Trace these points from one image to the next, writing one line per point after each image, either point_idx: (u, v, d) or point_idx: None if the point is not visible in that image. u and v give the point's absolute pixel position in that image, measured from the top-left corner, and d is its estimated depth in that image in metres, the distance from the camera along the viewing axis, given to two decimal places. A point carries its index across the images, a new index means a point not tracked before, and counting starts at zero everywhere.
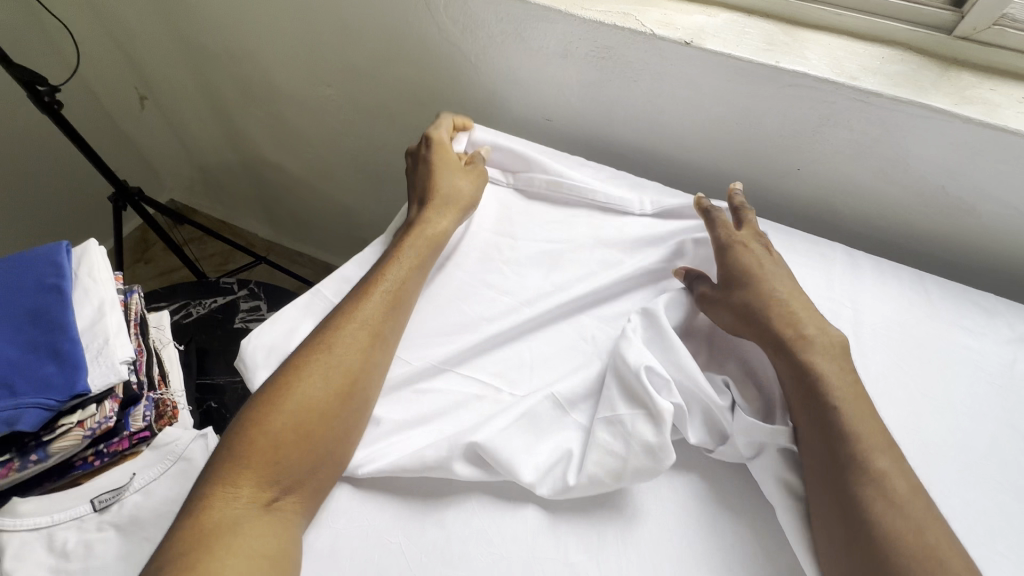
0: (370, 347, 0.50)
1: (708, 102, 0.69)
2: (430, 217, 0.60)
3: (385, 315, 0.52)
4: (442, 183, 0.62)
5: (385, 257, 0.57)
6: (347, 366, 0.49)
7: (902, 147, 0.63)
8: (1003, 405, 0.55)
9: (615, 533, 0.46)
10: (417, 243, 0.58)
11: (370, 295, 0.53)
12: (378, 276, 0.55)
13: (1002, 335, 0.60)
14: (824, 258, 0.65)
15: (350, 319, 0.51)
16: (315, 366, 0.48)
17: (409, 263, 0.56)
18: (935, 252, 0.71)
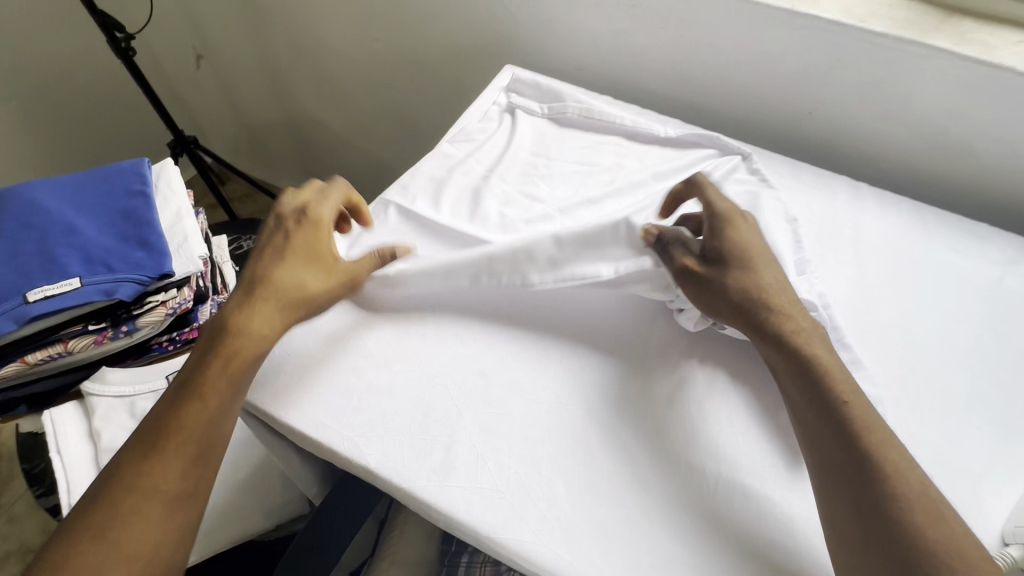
0: (164, 519, 0.43)
1: (728, 47, 0.75)
2: (235, 342, 0.49)
3: (180, 474, 0.44)
4: (289, 281, 0.52)
5: (175, 385, 0.47)
6: (133, 551, 0.41)
7: (901, 87, 0.69)
8: (988, 313, 0.61)
9: (628, 393, 0.53)
10: (217, 377, 0.47)
11: (160, 451, 0.44)
12: (171, 426, 0.45)
13: (991, 257, 0.65)
14: (829, 188, 0.71)
15: (131, 492, 0.43)
16: (92, 560, 0.40)
17: (206, 402, 0.46)
18: (941, 194, 0.75)
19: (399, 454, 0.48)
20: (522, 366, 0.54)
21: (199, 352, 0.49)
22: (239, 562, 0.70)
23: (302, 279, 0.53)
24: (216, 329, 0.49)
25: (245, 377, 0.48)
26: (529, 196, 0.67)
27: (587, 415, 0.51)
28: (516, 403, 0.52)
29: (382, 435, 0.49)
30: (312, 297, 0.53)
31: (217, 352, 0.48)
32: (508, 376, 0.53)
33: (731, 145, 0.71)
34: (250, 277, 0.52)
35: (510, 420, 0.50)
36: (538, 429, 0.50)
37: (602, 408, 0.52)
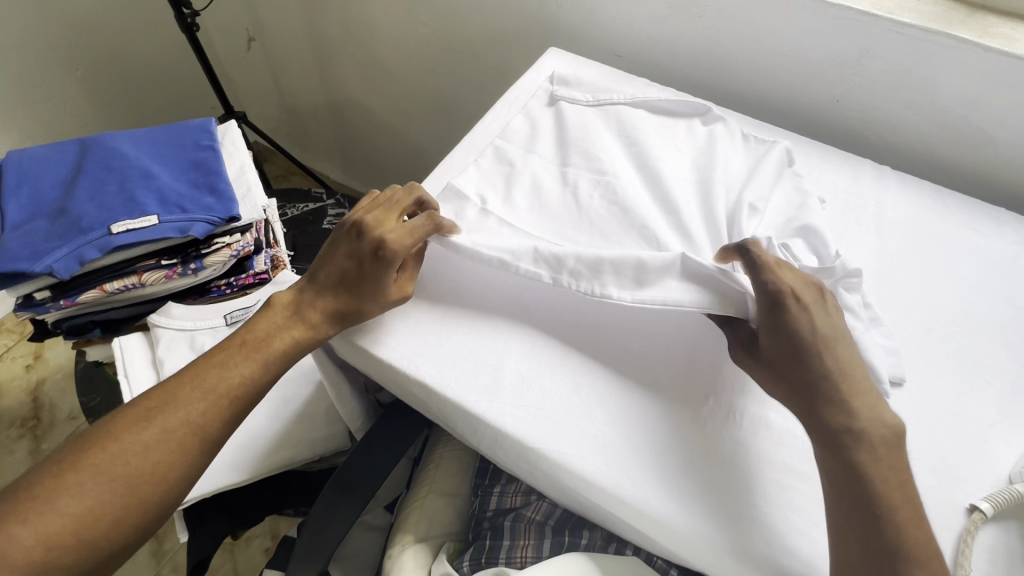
0: (194, 450, 0.52)
1: (762, 36, 0.80)
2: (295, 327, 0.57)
3: (220, 421, 0.53)
4: (347, 295, 0.56)
5: (240, 345, 0.56)
6: (158, 468, 0.50)
7: (926, 77, 0.73)
8: (1002, 285, 0.64)
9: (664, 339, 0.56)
10: (270, 347, 0.56)
11: (215, 396, 0.53)
12: (230, 376, 0.54)
13: (1008, 238, 0.69)
14: (854, 169, 0.75)
15: (181, 424, 0.52)
16: (126, 461, 0.49)
17: (261, 368, 0.55)
18: (961, 182, 0.79)
19: (453, 373, 0.53)
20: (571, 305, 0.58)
21: (266, 322, 0.58)
22: (283, 488, 0.76)
23: (356, 298, 0.56)
24: (290, 309, 0.58)
25: (288, 355, 0.56)
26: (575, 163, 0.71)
27: (663, 358, 0.55)
28: (586, 343, 0.56)
29: (435, 358, 0.54)
30: (360, 311, 0.55)
31: (283, 330, 0.57)
32: (556, 313, 0.58)
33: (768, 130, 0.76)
34: (329, 276, 0.58)
35: (559, 349, 0.55)
36: (605, 368, 0.54)
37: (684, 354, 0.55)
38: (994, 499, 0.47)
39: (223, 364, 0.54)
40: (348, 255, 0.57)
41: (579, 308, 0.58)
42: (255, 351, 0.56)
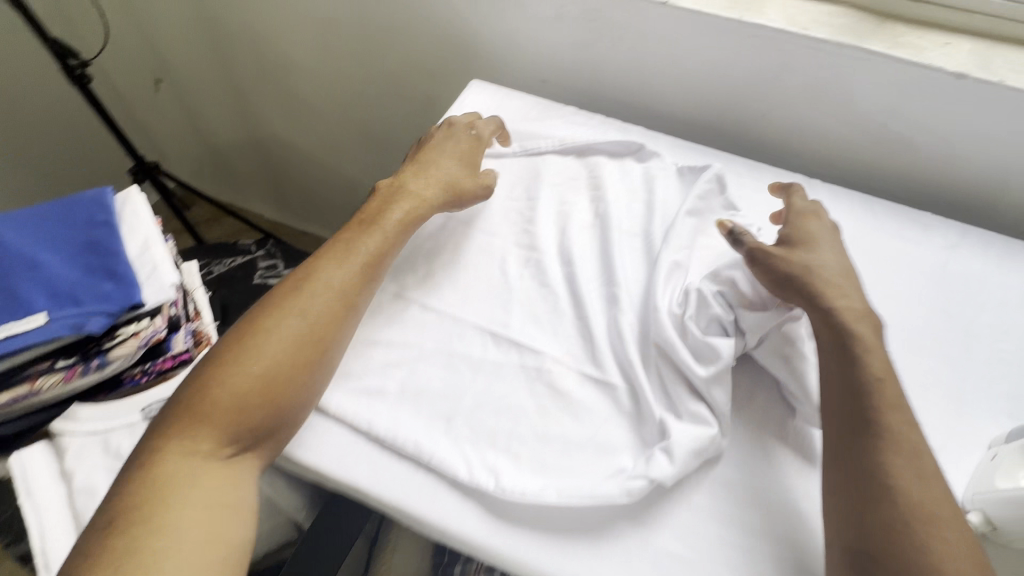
0: (343, 313, 0.54)
1: (684, 56, 0.79)
2: (404, 204, 0.62)
3: (357, 281, 0.55)
4: (444, 175, 0.66)
5: (360, 228, 0.60)
6: (309, 323, 0.52)
7: (845, 88, 0.73)
8: (936, 295, 0.65)
9: (611, 408, 0.53)
10: (389, 224, 0.60)
11: (348, 262, 0.56)
12: (359, 246, 0.58)
13: (936, 244, 0.69)
14: (785, 185, 0.74)
15: (327, 288, 0.54)
16: (297, 303, 0.52)
17: (383, 236, 0.59)
18: (889, 187, 0.80)
19: (389, 473, 0.49)
20: (514, 375, 0.54)
21: (377, 209, 0.62)
22: None
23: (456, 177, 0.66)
24: (392, 191, 0.64)
25: (399, 232, 0.60)
26: (506, 211, 0.68)
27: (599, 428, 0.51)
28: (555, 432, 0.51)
29: (370, 455, 0.50)
30: (461, 183, 0.66)
31: (392, 206, 0.62)
32: (501, 390, 0.53)
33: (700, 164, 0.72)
34: (421, 166, 0.67)
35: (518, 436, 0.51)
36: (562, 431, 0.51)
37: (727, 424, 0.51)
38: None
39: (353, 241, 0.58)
40: (438, 152, 0.68)
41: (512, 412, 0.52)
42: (376, 225, 0.59)
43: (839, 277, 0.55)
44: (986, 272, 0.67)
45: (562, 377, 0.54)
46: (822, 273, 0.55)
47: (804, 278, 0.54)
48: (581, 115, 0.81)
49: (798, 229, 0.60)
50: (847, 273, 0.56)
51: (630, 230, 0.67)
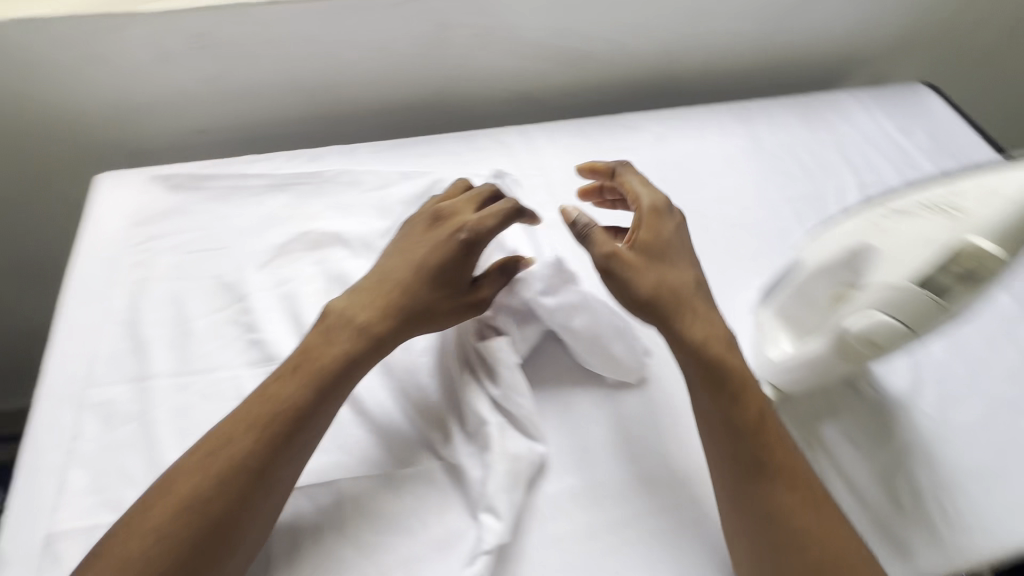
0: (253, 497, 0.40)
1: (336, 49, 0.67)
2: (345, 336, 0.46)
3: (275, 459, 0.41)
4: (404, 295, 0.48)
5: (284, 377, 0.44)
6: (214, 508, 0.38)
7: (508, 27, 0.70)
8: (665, 192, 0.67)
9: (434, 497, 0.46)
10: (325, 364, 0.44)
11: (265, 431, 0.41)
12: (279, 411, 0.42)
13: (647, 141, 0.72)
14: (503, 144, 0.70)
15: (238, 471, 0.40)
16: (188, 488, 0.39)
17: (319, 396, 0.43)
18: (592, 98, 0.81)
19: None
20: (314, 526, 0.45)
21: (307, 344, 0.46)
22: None
23: (498, 282, 0.50)
24: (344, 318, 0.47)
25: (334, 377, 0.44)
26: (218, 328, 0.54)
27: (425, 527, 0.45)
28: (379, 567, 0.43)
29: None
30: (430, 308, 0.48)
31: (335, 344, 0.45)
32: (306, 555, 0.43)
33: (420, 173, 0.65)
34: (378, 284, 0.49)
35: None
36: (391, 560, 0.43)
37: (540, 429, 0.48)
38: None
39: (277, 401, 0.42)
40: (428, 250, 0.49)
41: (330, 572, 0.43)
42: (312, 378, 0.44)
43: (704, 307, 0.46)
44: (692, 148, 0.71)
45: (371, 491, 0.46)
46: (688, 304, 0.46)
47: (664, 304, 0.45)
48: (259, 160, 0.66)
49: (651, 235, 0.48)
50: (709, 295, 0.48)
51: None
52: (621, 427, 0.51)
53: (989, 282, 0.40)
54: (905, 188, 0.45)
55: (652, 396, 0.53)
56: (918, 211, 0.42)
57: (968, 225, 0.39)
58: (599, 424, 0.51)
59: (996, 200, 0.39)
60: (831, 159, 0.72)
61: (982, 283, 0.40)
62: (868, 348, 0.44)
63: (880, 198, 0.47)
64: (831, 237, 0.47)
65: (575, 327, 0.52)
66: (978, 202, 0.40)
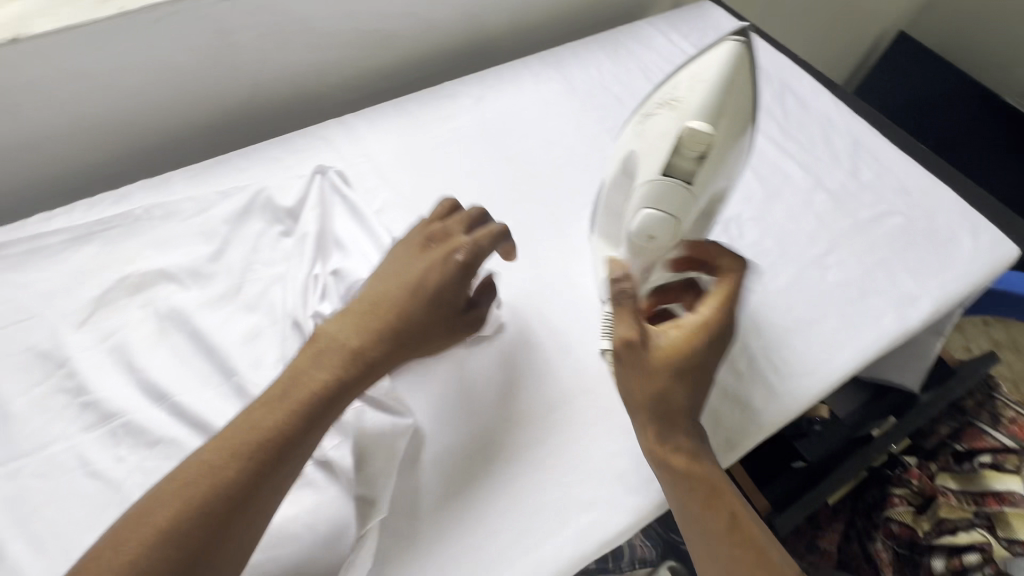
0: (236, 527, 0.36)
1: (110, 78, 0.61)
2: (338, 358, 0.43)
3: (262, 490, 0.38)
4: (396, 316, 0.45)
5: (271, 404, 0.40)
6: (190, 541, 0.35)
7: (299, 21, 0.67)
8: (492, 149, 0.69)
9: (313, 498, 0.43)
10: (320, 389, 0.41)
11: (253, 460, 0.38)
12: (269, 441, 0.38)
13: (466, 105, 0.73)
14: (324, 138, 0.69)
15: (222, 503, 0.36)
16: (166, 517, 0.35)
17: (309, 424, 0.40)
18: (408, 74, 0.81)
19: None
20: None
21: (296, 368, 0.42)
22: None
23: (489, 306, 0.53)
24: (336, 341, 0.44)
25: (332, 404, 0.41)
26: (43, 403, 0.49)
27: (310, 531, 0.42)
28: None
29: None
30: (421, 334, 0.47)
31: (326, 368, 0.42)
32: None
33: (240, 186, 0.63)
34: (371, 303, 0.46)
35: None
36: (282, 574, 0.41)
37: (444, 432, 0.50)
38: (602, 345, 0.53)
39: (266, 431, 0.39)
40: (420, 273, 0.47)
41: None
42: (304, 406, 0.40)
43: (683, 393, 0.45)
44: (511, 102, 0.74)
45: None
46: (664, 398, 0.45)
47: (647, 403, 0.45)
48: (58, 216, 0.61)
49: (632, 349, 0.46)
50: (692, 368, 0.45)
51: (207, 300, 0.55)
52: (489, 378, 0.52)
53: (718, 153, 0.48)
54: (651, 93, 0.53)
55: (512, 342, 0.55)
56: (656, 111, 0.50)
57: (686, 111, 0.47)
58: (514, 391, 0.52)
59: (700, 85, 0.47)
60: (639, 86, 0.77)
61: (713, 156, 0.48)
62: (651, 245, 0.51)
63: (637, 108, 0.54)
64: (613, 154, 0.55)
65: None
66: (689, 90, 0.48)
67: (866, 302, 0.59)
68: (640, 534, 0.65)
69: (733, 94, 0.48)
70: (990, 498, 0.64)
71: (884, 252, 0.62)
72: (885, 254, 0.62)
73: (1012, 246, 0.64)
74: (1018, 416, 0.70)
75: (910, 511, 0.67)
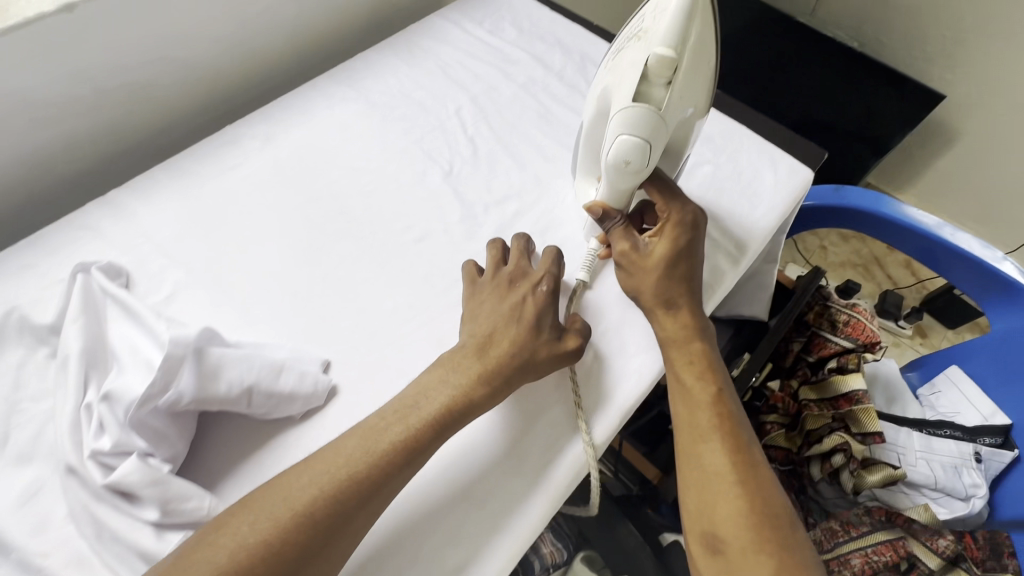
0: (347, 519, 0.39)
1: None
2: (462, 370, 0.47)
3: (384, 485, 0.41)
4: (514, 346, 0.49)
5: (401, 413, 0.44)
6: (308, 523, 0.37)
7: (7, 98, 0.55)
8: (292, 190, 0.62)
9: None
10: (420, 428, 0.43)
11: (379, 460, 0.41)
12: (397, 443, 0.42)
13: (252, 147, 0.65)
14: (85, 227, 0.58)
15: (343, 492, 0.39)
16: (286, 506, 0.38)
17: (436, 433, 0.44)
18: (184, 123, 0.71)
19: None
20: None
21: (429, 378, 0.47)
22: None
23: (584, 339, 0.52)
24: (458, 354, 0.48)
25: (427, 442, 0.43)
26: None
27: None
28: None
29: None
30: (533, 358, 0.49)
31: (453, 380, 0.46)
32: None
33: None
34: (482, 338, 0.49)
35: None
36: None
37: (516, 448, 0.49)
38: (586, 272, 0.56)
39: (393, 438, 0.42)
40: (523, 304, 0.51)
41: None
42: (433, 417, 0.44)
43: (673, 284, 0.52)
44: (305, 134, 0.67)
45: None
46: (670, 292, 0.52)
47: (663, 301, 0.52)
48: None
49: (631, 261, 0.53)
50: (675, 261, 0.53)
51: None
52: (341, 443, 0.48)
53: (689, 80, 0.45)
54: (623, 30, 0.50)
55: (348, 402, 0.50)
56: (628, 43, 0.48)
57: (652, 40, 0.45)
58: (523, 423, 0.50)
59: (663, 14, 0.44)
60: (441, 86, 0.73)
61: (686, 80, 0.45)
62: (628, 173, 0.48)
63: (615, 46, 0.52)
64: (590, 92, 0.53)
65: (227, 394, 0.45)
66: (655, 19, 0.45)
67: None
68: (547, 539, 0.67)
69: (707, 16, 0.45)
70: (842, 401, 0.70)
71: (701, 203, 0.64)
72: (703, 206, 0.64)
73: (807, 170, 0.68)
74: (851, 316, 0.74)
75: (782, 433, 0.75)
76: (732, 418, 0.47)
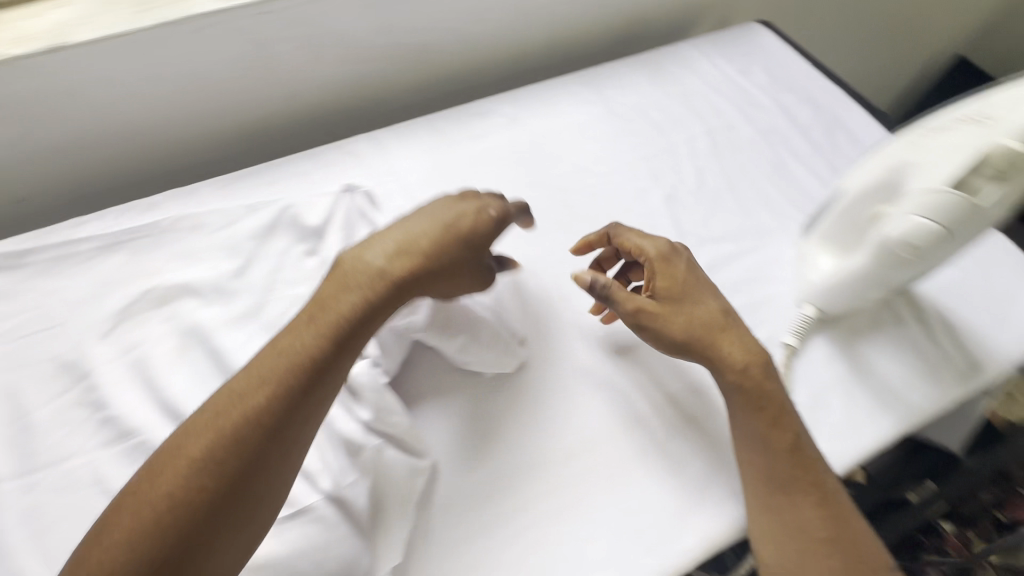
0: (300, 398, 0.39)
1: (145, 89, 0.61)
2: (383, 267, 0.44)
3: (324, 364, 0.41)
4: (436, 255, 0.46)
5: (326, 305, 0.43)
6: (260, 413, 0.38)
7: (333, 35, 0.66)
8: (522, 172, 0.67)
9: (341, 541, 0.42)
10: (351, 311, 0.42)
11: (315, 346, 0.41)
12: (330, 328, 0.42)
13: (498, 125, 0.71)
14: (352, 155, 0.68)
15: (288, 381, 0.40)
16: (242, 402, 0.39)
17: (350, 306, 0.42)
18: (441, 88, 0.80)
19: None
20: None
21: (342, 270, 0.45)
22: None
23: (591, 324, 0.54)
24: (375, 253, 0.46)
25: (363, 324, 0.43)
26: (61, 415, 0.49)
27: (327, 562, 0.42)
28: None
29: None
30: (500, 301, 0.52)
31: (367, 273, 0.44)
32: None
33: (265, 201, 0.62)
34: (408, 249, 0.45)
35: None
36: None
37: (606, 460, 0.50)
38: (796, 336, 0.54)
39: (318, 327, 0.42)
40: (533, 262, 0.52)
41: None
42: (347, 297, 0.43)
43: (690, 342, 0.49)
44: (546, 125, 0.71)
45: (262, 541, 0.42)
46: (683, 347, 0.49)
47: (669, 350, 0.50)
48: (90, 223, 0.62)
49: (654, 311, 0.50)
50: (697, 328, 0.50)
51: (230, 317, 0.55)
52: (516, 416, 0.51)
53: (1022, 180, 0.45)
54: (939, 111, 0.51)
55: (534, 378, 0.53)
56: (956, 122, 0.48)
57: (1000, 129, 0.44)
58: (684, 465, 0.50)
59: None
60: (679, 112, 0.74)
61: (1017, 178, 0.45)
62: (905, 255, 0.49)
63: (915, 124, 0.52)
64: (872, 159, 0.53)
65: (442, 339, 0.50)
66: (1009, 109, 0.45)
67: (909, 361, 0.56)
68: None
69: None
70: None
71: (933, 306, 0.59)
72: (936, 310, 0.58)
73: None
74: None
75: None
76: (824, 481, 0.46)
